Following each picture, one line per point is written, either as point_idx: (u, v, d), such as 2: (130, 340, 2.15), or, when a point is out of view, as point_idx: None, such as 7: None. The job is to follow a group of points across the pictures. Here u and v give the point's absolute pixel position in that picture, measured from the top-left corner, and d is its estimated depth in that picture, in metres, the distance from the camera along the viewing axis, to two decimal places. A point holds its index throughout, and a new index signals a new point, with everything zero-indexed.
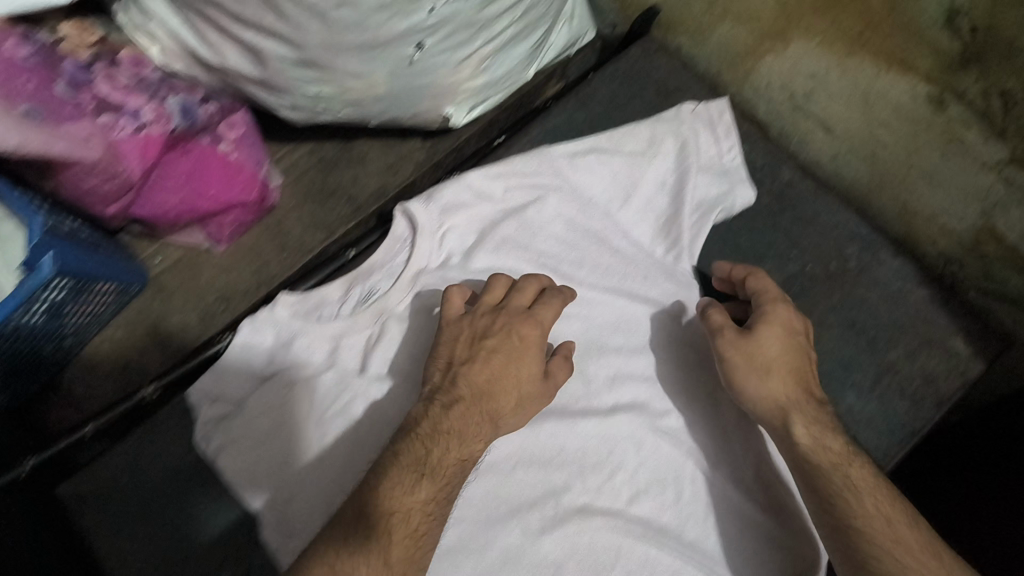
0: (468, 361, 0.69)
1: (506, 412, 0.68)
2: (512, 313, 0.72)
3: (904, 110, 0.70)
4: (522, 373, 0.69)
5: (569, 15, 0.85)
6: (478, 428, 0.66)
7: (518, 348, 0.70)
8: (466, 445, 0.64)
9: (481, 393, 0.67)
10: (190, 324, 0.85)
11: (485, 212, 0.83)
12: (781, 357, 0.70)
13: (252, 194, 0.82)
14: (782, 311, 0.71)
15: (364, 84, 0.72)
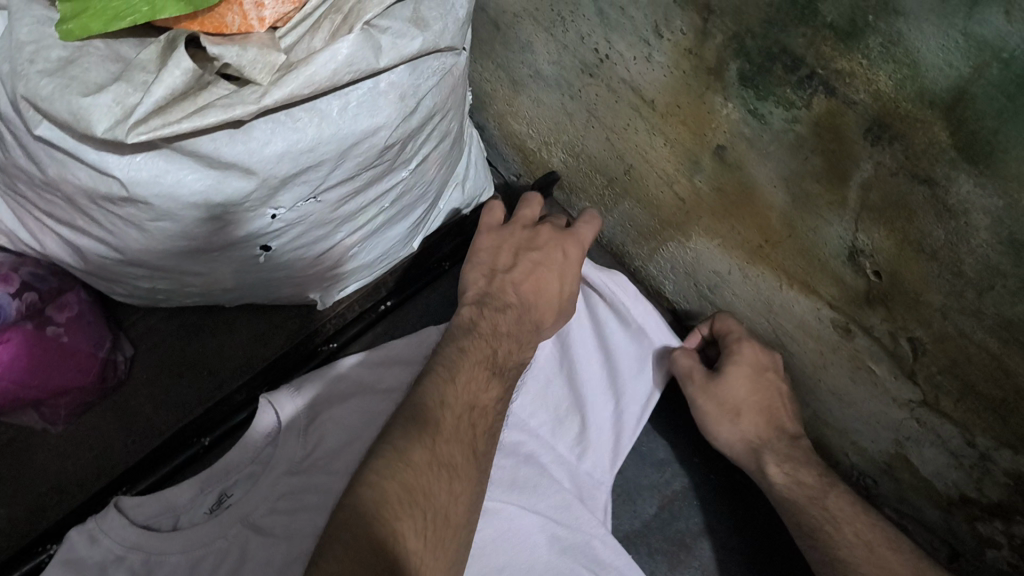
0: (512, 268, 0.68)
1: (549, 319, 0.69)
2: (552, 232, 0.70)
3: (809, 327, 0.63)
4: (563, 281, 0.70)
5: (461, 180, 0.78)
6: (528, 330, 0.67)
7: (552, 262, 0.69)
8: (521, 349, 0.67)
9: (526, 304, 0.67)
10: (13, 521, 0.73)
11: (369, 403, 0.74)
12: (750, 400, 0.67)
13: (90, 378, 0.72)
14: (749, 348, 0.67)
15: (206, 280, 0.63)
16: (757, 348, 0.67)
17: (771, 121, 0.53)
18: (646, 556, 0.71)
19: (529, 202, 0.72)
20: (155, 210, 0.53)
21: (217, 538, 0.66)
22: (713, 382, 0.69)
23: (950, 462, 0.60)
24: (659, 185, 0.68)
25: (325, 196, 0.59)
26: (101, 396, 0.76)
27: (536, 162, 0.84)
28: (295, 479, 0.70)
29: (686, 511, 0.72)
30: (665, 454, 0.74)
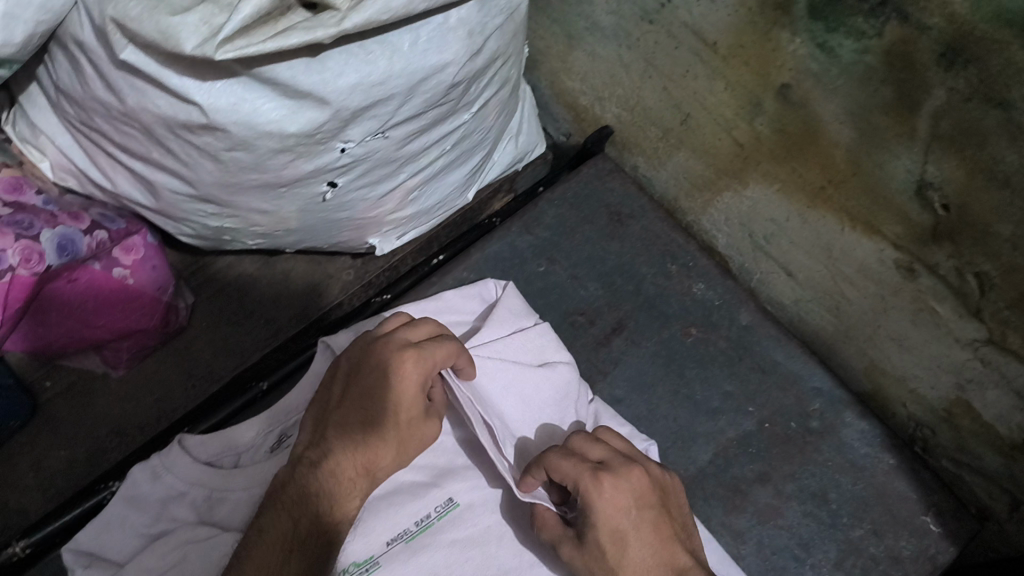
0: (337, 406, 0.56)
1: (384, 461, 0.55)
2: (382, 346, 0.56)
3: (870, 271, 0.63)
4: (397, 414, 0.55)
5: (514, 133, 0.80)
6: (354, 478, 0.54)
7: (377, 429, 0.54)
8: (335, 508, 0.53)
9: (357, 441, 0.55)
10: (74, 463, 0.75)
11: None
12: (636, 569, 0.51)
13: (153, 320, 0.74)
14: (591, 503, 0.51)
15: (272, 219, 0.64)
16: (617, 492, 0.52)
17: (840, 54, 0.53)
18: (702, 502, 0.69)
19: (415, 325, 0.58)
20: (232, 139, 0.54)
21: (277, 475, 0.68)
22: (584, 549, 0.52)
23: (1016, 403, 0.59)
24: (716, 133, 0.69)
25: (393, 133, 0.60)
26: (162, 341, 0.77)
27: (588, 118, 0.85)
28: None
29: (742, 458, 0.71)
30: (720, 405, 0.73)
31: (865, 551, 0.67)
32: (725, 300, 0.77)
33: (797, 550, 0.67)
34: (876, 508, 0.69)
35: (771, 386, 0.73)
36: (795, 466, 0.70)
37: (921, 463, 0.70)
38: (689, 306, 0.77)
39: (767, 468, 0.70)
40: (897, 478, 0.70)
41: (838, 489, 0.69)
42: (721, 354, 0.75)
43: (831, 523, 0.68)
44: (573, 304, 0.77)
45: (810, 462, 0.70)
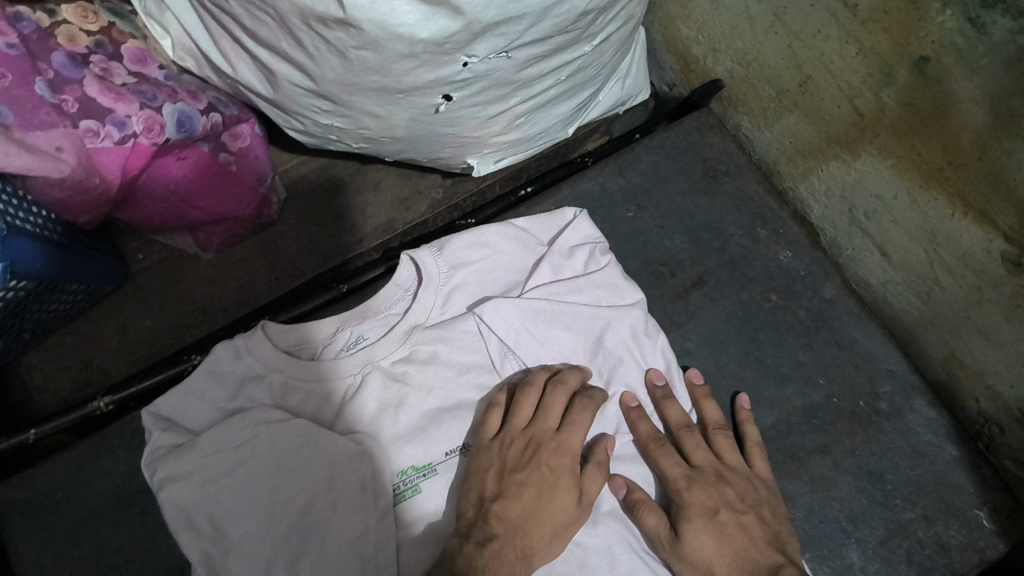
0: (504, 487, 0.62)
1: (560, 504, 0.62)
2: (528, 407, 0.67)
3: (972, 260, 0.62)
4: (560, 472, 0.64)
5: (623, 76, 0.79)
6: (540, 527, 0.61)
7: (549, 480, 0.63)
8: (531, 544, 0.60)
9: (542, 497, 0.62)
10: (157, 333, 0.78)
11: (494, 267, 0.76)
12: (718, 556, 0.62)
13: (247, 210, 0.76)
14: (693, 493, 0.64)
15: (381, 125, 0.65)
16: (703, 493, 0.64)
17: (993, 31, 0.51)
18: None
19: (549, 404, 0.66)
20: (363, 37, 0.54)
21: (350, 375, 0.71)
22: (674, 540, 0.63)
23: None
24: (837, 100, 0.67)
25: (516, 54, 0.59)
26: (252, 231, 0.80)
27: (698, 69, 0.84)
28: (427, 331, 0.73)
29: (805, 426, 0.71)
30: (789, 373, 0.73)
31: (913, 534, 0.67)
32: (811, 272, 0.76)
33: (845, 523, 0.68)
34: (931, 496, 0.69)
35: (845, 362, 0.73)
36: (857, 442, 0.70)
37: (982, 459, 0.69)
38: (773, 272, 0.77)
39: (828, 440, 0.71)
40: (957, 470, 0.69)
41: (895, 471, 0.70)
42: (799, 324, 0.75)
43: (883, 502, 0.68)
44: (656, 253, 0.78)
45: (873, 441, 0.70)
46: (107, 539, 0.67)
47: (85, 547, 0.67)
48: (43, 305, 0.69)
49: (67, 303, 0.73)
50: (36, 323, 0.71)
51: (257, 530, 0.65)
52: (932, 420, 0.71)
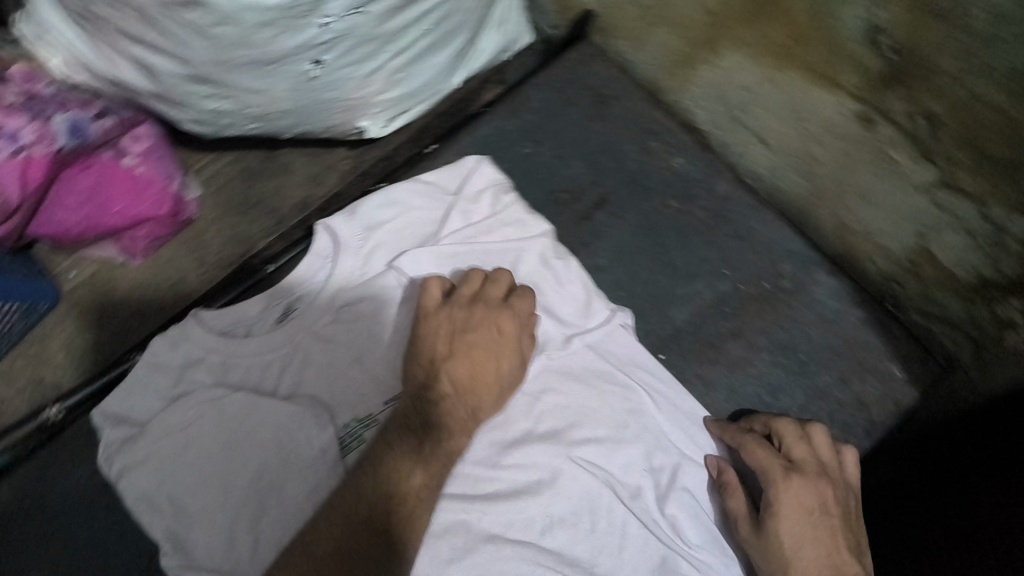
0: (451, 351, 0.67)
1: (507, 357, 0.68)
2: (474, 282, 0.71)
3: (834, 127, 0.66)
4: (507, 332, 0.69)
5: (496, 23, 0.84)
6: (489, 383, 0.67)
7: (495, 339, 0.68)
8: (482, 403, 0.66)
9: (490, 352, 0.68)
10: (101, 340, 0.81)
11: (408, 221, 0.79)
12: (805, 554, 0.63)
13: (162, 209, 0.78)
14: (790, 489, 0.65)
15: (265, 100, 0.68)
16: (801, 491, 0.65)
17: None
18: (679, 356, 0.75)
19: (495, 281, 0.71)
20: (218, 14, 0.57)
21: (285, 345, 0.73)
22: (761, 538, 0.64)
23: (969, 243, 0.64)
24: (690, 5, 0.71)
25: (371, 8, 0.62)
26: (174, 230, 0.83)
27: (572, 5, 0.88)
28: (353, 292, 0.76)
29: (717, 315, 0.76)
30: (697, 269, 0.77)
31: (831, 396, 0.73)
32: (704, 173, 0.80)
33: (766, 396, 0.73)
34: (844, 358, 0.73)
35: (747, 250, 0.77)
36: (768, 321, 0.75)
37: (885, 315, 0.75)
38: (669, 180, 0.81)
39: (740, 324, 0.75)
40: (864, 330, 0.74)
41: (808, 341, 0.74)
42: (700, 223, 0.79)
43: (799, 371, 0.73)
44: (558, 182, 0.81)
45: (784, 317, 0.75)
46: (81, 534, 0.70)
47: (59, 547, 0.70)
48: None
49: (7, 325, 0.77)
50: None
51: (217, 500, 0.68)
52: (834, 288, 0.75)
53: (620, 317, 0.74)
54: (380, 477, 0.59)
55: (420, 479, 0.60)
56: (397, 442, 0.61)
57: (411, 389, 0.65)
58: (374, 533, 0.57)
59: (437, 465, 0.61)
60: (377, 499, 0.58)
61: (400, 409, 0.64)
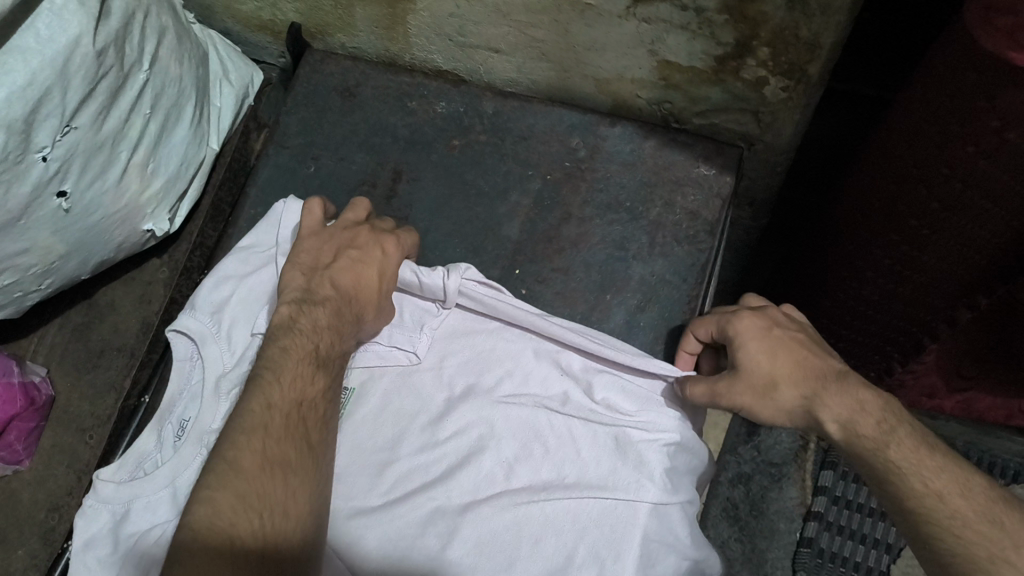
0: (332, 263, 0.73)
1: (386, 269, 0.73)
2: (356, 214, 0.77)
3: (531, 5, 0.72)
4: (387, 246, 0.74)
5: (221, 75, 0.85)
6: (365, 291, 0.72)
7: (374, 254, 0.73)
8: (356, 306, 0.72)
9: (363, 261, 0.73)
10: (32, 552, 0.80)
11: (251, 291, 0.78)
12: (778, 365, 0.63)
13: (18, 404, 0.79)
14: (743, 319, 0.65)
15: (39, 254, 0.68)
16: (750, 318, 0.65)
17: None
18: (529, 262, 0.78)
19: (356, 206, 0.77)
20: None
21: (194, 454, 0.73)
22: (737, 375, 0.63)
23: (687, 36, 0.68)
24: None
25: (78, 121, 0.64)
26: (43, 417, 0.83)
27: (281, 27, 0.91)
28: (231, 372, 0.75)
29: (543, 213, 0.79)
30: (505, 183, 0.81)
31: (668, 222, 0.77)
32: (467, 102, 0.85)
33: (616, 249, 0.77)
34: (658, 185, 0.78)
35: (536, 144, 0.82)
36: (585, 190, 0.79)
37: (674, 132, 0.80)
38: (442, 124, 0.84)
39: (564, 207, 0.79)
40: (665, 152, 0.79)
41: (624, 188, 0.79)
42: (487, 144, 0.83)
43: (631, 217, 0.77)
44: (352, 179, 0.84)
45: (596, 180, 0.79)
46: None
47: None
48: None
49: None
50: None
51: None
52: (622, 133, 0.80)
53: (457, 274, 0.73)
54: (285, 384, 0.65)
55: (323, 381, 0.67)
56: (293, 344, 0.67)
57: (296, 292, 0.72)
58: (287, 429, 0.63)
59: (326, 361, 0.68)
60: (287, 403, 0.64)
61: (287, 312, 0.70)
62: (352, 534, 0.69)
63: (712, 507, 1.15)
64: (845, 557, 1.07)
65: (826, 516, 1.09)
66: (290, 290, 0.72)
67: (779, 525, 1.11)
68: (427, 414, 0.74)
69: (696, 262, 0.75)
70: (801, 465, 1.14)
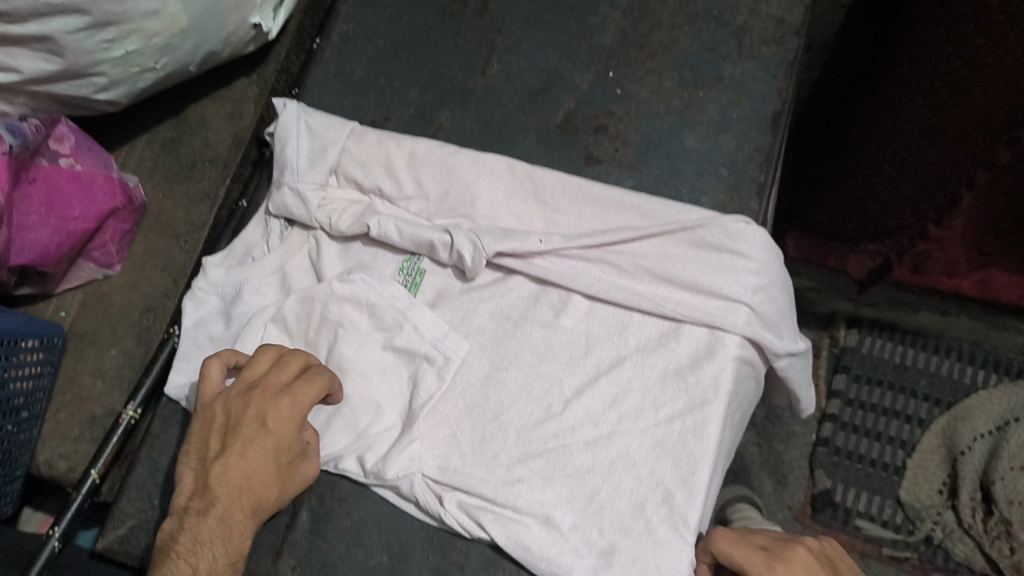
0: (219, 457, 0.61)
1: (281, 449, 0.63)
2: (262, 365, 0.66)
3: None
4: (283, 414, 0.63)
5: None
6: (262, 488, 0.62)
7: (269, 427, 0.63)
8: (238, 507, 0.60)
9: (244, 458, 0.61)
10: (127, 350, 0.81)
11: (338, 134, 0.79)
12: None
13: (118, 199, 0.80)
14: (801, 553, 0.62)
15: (165, 21, 0.71)
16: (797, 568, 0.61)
17: None
18: (625, 66, 0.82)
19: (260, 359, 0.67)
20: None
21: (303, 244, 0.78)
22: None
23: None
24: None
25: None
26: (134, 222, 0.84)
27: None
28: (327, 192, 0.78)
29: (633, 22, 0.84)
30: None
31: (753, 29, 0.82)
32: None
33: (708, 54, 0.82)
34: None
35: None
36: (673, 3, 0.84)
37: None
38: None
39: (654, 18, 0.83)
40: None
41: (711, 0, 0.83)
42: None
43: (718, 25, 0.82)
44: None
45: None
46: None
47: None
48: (17, 370, 0.71)
49: (36, 370, 0.75)
50: (24, 398, 0.73)
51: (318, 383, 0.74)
52: None
53: (464, 264, 0.74)
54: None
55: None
56: (166, 574, 0.56)
57: (181, 502, 0.61)
58: None
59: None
60: None
61: (169, 527, 0.60)
62: (468, 304, 0.76)
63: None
64: (862, 454, 1.21)
65: (841, 419, 1.24)
66: (178, 497, 0.62)
67: (795, 428, 1.25)
68: (531, 199, 0.77)
69: (784, 60, 0.80)
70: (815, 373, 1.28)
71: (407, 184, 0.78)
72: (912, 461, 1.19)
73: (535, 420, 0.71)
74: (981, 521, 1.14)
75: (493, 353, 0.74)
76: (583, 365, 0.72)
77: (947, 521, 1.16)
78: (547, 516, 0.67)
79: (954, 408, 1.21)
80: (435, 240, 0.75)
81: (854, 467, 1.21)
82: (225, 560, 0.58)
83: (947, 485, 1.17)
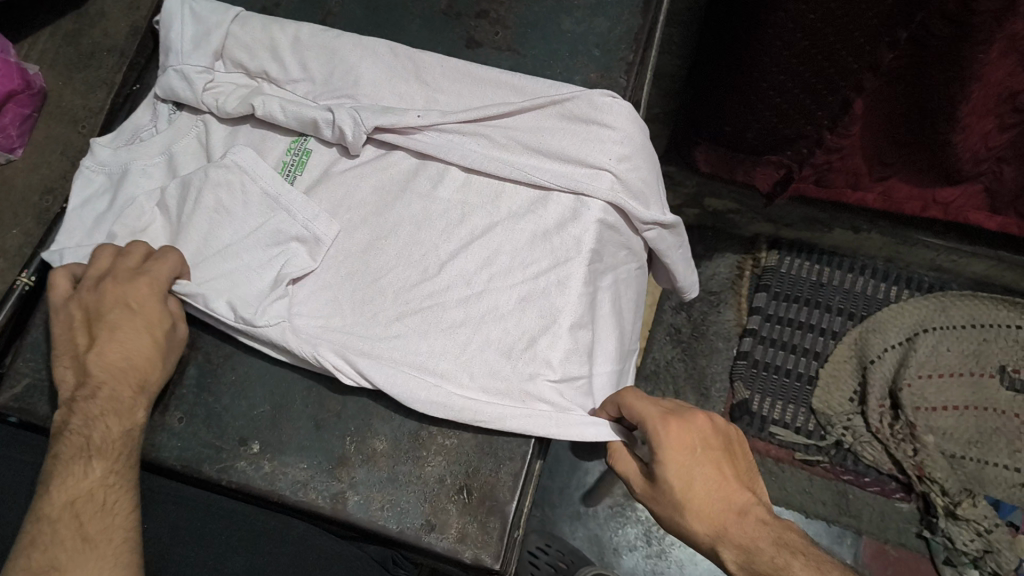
0: (91, 346, 0.70)
1: (153, 319, 0.71)
2: (108, 260, 0.73)
3: None
4: (140, 293, 0.70)
5: None
6: (142, 357, 0.70)
7: (130, 310, 0.70)
8: (123, 383, 0.69)
9: (118, 339, 0.69)
10: (30, 230, 0.84)
11: (222, 20, 0.82)
12: (697, 479, 0.61)
13: (16, 82, 0.84)
14: (697, 418, 0.64)
15: None
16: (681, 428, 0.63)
17: None
18: None
19: (102, 256, 0.73)
20: None
21: (193, 126, 0.81)
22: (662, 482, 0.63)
23: None
24: None
25: None
26: (36, 108, 0.88)
27: None
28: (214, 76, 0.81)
29: None
30: None
31: None
32: None
33: None
34: None
35: None
36: None
37: None
38: None
39: None
40: None
41: None
42: None
43: None
44: None
45: None
46: None
47: None
48: None
49: None
50: None
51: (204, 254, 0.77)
52: None
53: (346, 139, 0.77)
54: (61, 486, 0.64)
55: (101, 468, 0.65)
56: (65, 448, 0.65)
57: (67, 395, 0.69)
58: (63, 526, 0.62)
59: (117, 444, 0.66)
60: (69, 494, 0.64)
61: (60, 414, 0.68)
62: (352, 179, 0.79)
63: (658, 331, 1.25)
64: (778, 365, 1.19)
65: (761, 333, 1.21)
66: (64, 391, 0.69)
67: (715, 344, 1.23)
68: (410, 78, 0.80)
69: None
70: (737, 292, 1.25)
71: (292, 66, 0.81)
72: (824, 371, 1.18)
73: (411, 282, 0.75)
74: (889, 425, 1.14)
75: (374, 223, 0.78)
76: (458, 232, 0.76)
77: (857, 427, 1.14)
78: (420, 365, 0.72)
79: (867, 319, 1.18)
80: (317, 117, 0.78)
81: (770, 378, 1.19)
82: (120, 426, 0.67)
83: (858, 392, 1.16)
